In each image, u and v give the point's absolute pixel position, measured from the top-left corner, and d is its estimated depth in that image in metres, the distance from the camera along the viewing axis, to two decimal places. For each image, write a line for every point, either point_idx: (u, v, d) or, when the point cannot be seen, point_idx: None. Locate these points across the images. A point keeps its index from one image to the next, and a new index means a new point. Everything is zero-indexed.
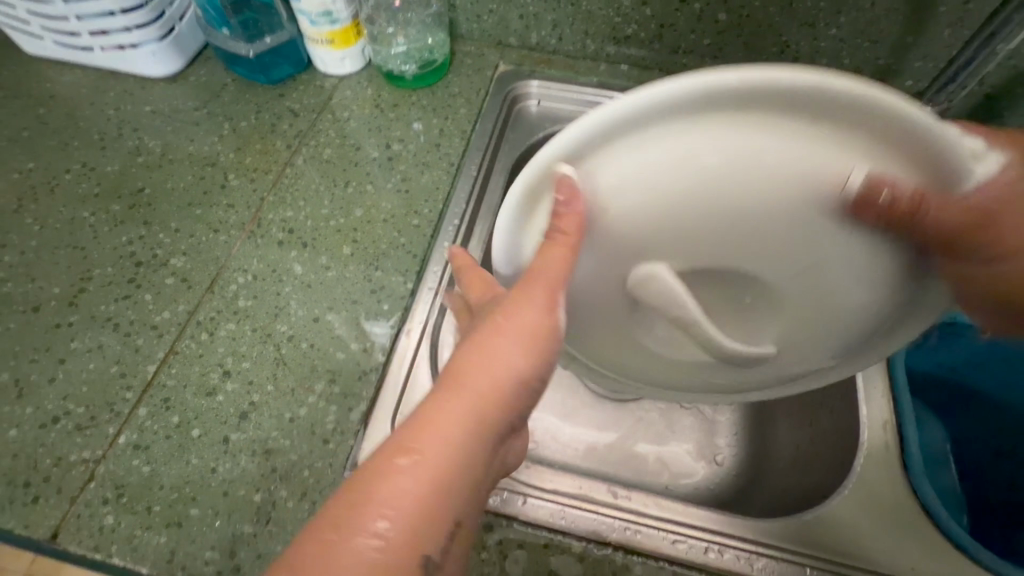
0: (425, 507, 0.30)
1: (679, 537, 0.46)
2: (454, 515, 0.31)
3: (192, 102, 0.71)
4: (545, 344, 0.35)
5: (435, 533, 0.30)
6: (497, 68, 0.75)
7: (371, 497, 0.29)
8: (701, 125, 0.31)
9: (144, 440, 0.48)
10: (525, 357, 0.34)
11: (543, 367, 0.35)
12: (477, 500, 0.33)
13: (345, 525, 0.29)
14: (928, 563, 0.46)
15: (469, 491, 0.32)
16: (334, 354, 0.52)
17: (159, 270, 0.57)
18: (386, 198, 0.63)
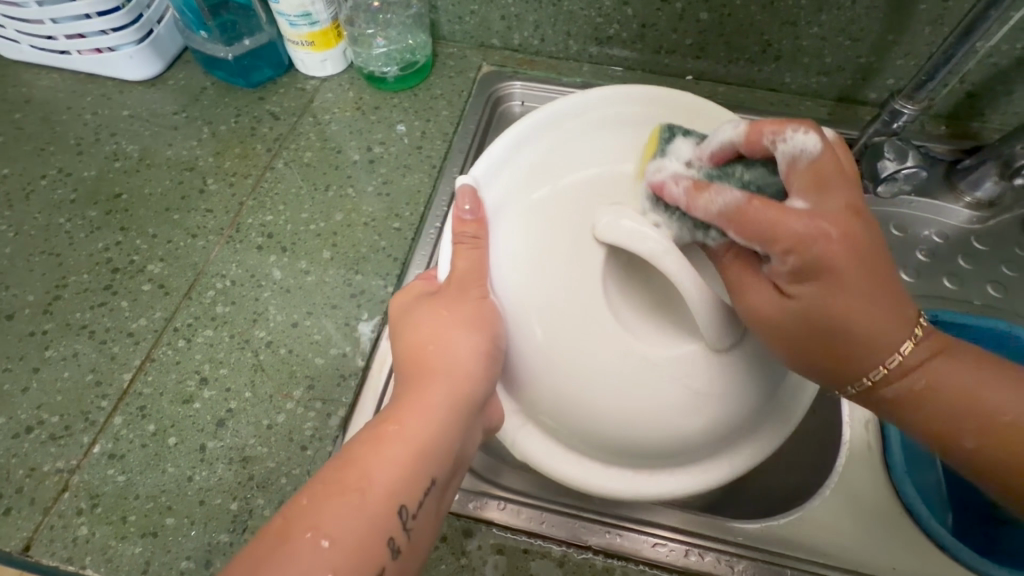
0: (393, 466, 0.36)
1: (661, 540, 0.46)
2: (423, 471, 0.37)
3: (171, 106, 0.70)
4: (487, 318, 0.41)
5: (406, 488, 0.36)
6: (479, 69, 0.75)
7: (348, 467, 0.35)
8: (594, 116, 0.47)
9: (120, 449, 0.47)
10: (471, 329, 0.40)
11: (485, 336, 0.40)
12: (445, 458, 0.38)
13: (327, 487, 0.34)
14: (907, 561, 0.46)
15: (431, 451, 0.37)
16: (313, 359, 0.52)
17: (136, 276, 0.57)
18: (367, 201, 0.63)
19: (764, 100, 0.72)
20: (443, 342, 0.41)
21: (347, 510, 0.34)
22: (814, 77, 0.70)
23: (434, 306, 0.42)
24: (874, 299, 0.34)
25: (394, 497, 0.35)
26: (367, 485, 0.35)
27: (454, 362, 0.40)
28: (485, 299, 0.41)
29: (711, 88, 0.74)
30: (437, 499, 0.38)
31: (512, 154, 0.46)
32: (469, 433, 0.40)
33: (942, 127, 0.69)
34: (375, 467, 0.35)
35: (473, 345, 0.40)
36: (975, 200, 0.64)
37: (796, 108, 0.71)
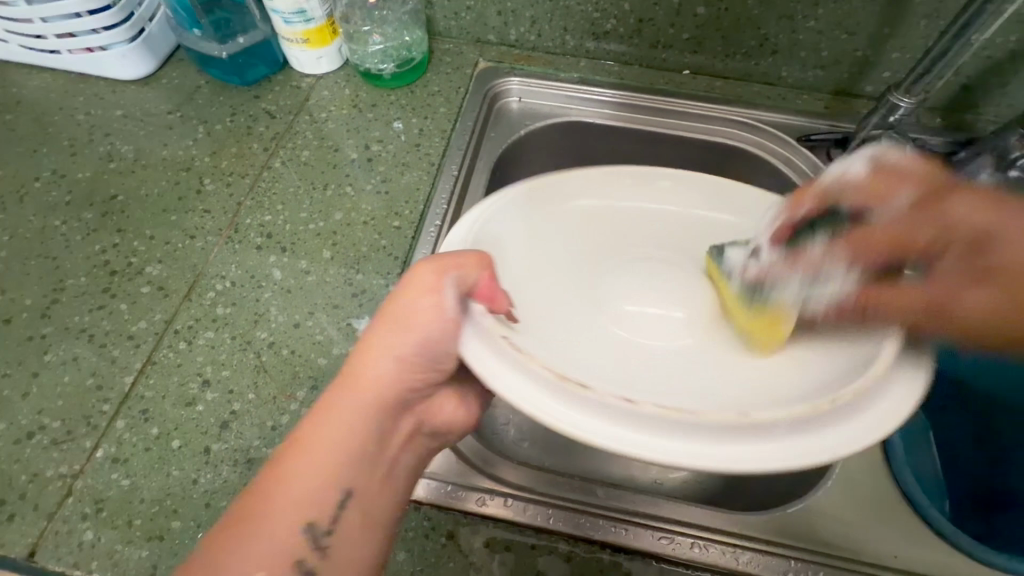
0: (302, 485, 0.37)
1: (665, 533, 0.46)
2: (337, 485, 0.38)
3: (165, 105, 0.69)
4: (418, 325, 0.41)
5: (320, 502, 0.38)
6: (476, 65, 0.75)
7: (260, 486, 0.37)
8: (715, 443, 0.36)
9: (123, 453, 0.47)
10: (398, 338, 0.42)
11: (409, 340, 0.42)
12: (358, 467, 0.39)
13: (240, 513, 0.36)
14: (908, 549, 0.47)
15: (343, 463, 0.39)
16: (316, 360, 0.52)
17: (134, 278, 0.56)
18: (366, 199, 0.63)
19: (760, 93, 0.73)
20: (371, 344, 0.42)
21: (265, 515, 0.36)
22: (811, 70, 0.70)
23: (392, 314, 0.42)
24: (924, 210, 0.41)
25: (303, 516, 0.37)
26: (286, 490, 0.37)
27: (378, 363, 0.42)
28: (425, 299, 0.41)
29: (708, 82, 0.74)
30: (359, 510, 0.39)
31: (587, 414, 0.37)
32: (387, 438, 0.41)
33: (937, 119, 0.69)
34: (295, 471, 0.38)
35: (401, 344, 0.42)
36: None
37: (793, 101, 0.72)
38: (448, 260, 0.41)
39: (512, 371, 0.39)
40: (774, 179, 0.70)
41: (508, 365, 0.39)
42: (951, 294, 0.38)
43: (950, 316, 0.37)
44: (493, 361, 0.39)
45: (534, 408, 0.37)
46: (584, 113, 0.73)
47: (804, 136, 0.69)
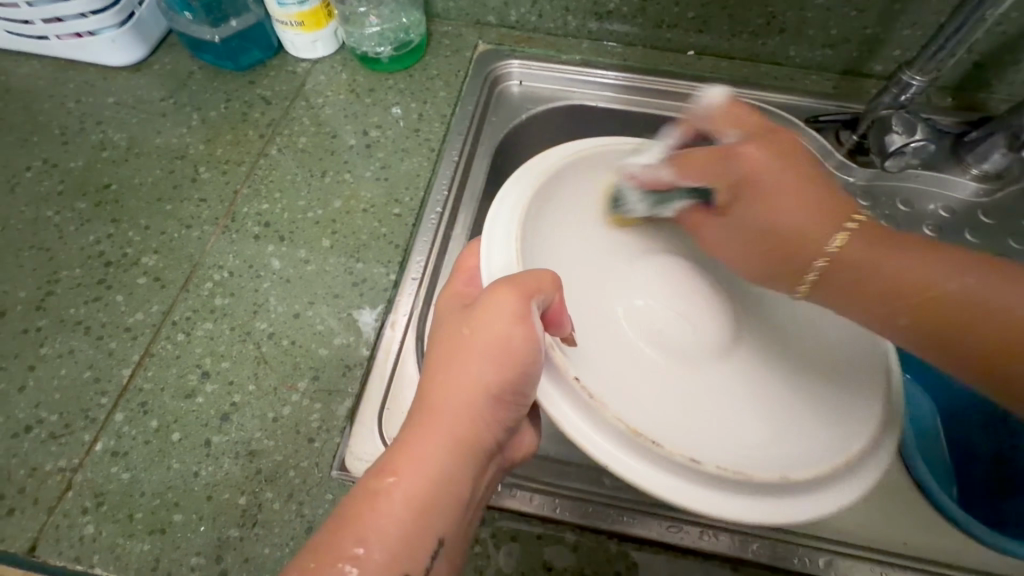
0: (397, 525, 0.34)
1: (674, 522, 0.45)
2: (431, 530, 0.35)
3: (158, 92, 0.68)
4: (512, 355, 0.39)
5: (415, 548, 0.35)
6: (476, 48, 0.73)
7: (350, 524, 0.34)
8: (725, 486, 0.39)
9: (123, 446, 0.46)
10: (489, 369, 0.39)
11: (496, 371, 0.39)
12: (451, 509, 0.36)
13: (330, 549, 0.33)
14: (919, 537, 0.47)
15: (436, 504, 0.36)
16: (317, 351, 0.51)
17: (130, 269, 0.55)
18: (365, 186, 0.61)
19: (767, 74, 0.71)
20: (451, 372, 0.39)
21: (351, 564, 0.33)
22: (819, 50, 0.68)
23: (471, 337, 0.40)
24: (824, 222, 0.43)
25: (400, 560, 0.34)
26: (373, 531, 0.34)
27: (462, 392, 0.39)
28: (513, 325, 0.39)
29: (713, 63, 0.72)
30: (450, 553, 0.36)
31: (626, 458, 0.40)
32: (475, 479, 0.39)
33: (949, 99, 0.68)
34: (379, 513, 0.34)
35: (491, 376, 0.39)
36: (982, 172, 0.63)
37: (801, 82, 0.70)
38: (525, 281, 0.40)
39: (581, 417, 0.41)
40: None
41: (574, 408, 0.41)
42: (884, 266, 0.42)
43: (873, 283, 0.42)
44: (563, 404, 0.41)
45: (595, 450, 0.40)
46: (587, 96, 0.72)
47: (813, 118, 0.67)
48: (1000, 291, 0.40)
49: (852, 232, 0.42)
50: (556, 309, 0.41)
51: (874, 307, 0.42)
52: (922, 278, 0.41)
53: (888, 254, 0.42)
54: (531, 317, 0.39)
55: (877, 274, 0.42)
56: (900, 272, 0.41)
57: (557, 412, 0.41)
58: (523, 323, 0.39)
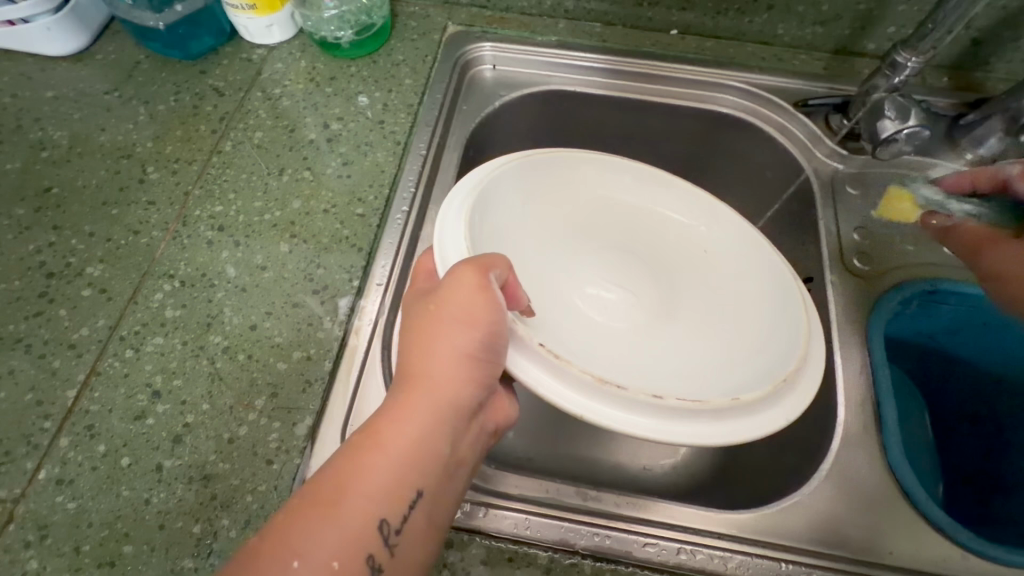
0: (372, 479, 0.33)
1: (651, 540, 0.43)
2: (408, 480, 0.34)
3: (102, 84, 0.63)
4: (481, 319, 0.38)
5: (389, 501, 0.34)
6: (445, 30, 0.68)
7: (325, 480, 0.33)
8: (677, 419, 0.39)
9: (68, 473, 0.44)
10: (461, 334, 0.38)
11: (473, 337, 0.38)
12: (430, 465, 0.35)
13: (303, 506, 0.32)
14: (905, 544, 0.45)
15: (415, 457, 0.35)
16: (275, 365, 0.48)
17: (74, 280, 0.52)
18: (327, 184, 0.58)
19: (755, 54, 0.67)
20: (427, 342, 0.38)
21: (323, 528, 0.31)
22: (810, 27, 0.64)
23: (436, 310, 0.39)
24: None
25: (373, 512, 0.33)
26: (344, 497, 0.33)
27: (440, 360, 0.38)
28: (484, 293, 0.38)
29: (698, 43, 0.68)
30: (425, 510, 0.35)
31: (590, 405, 0.39)
32: (454, 440, 0.37)
33: (945, 78, 0.64)
34: (353, 477, 0.33)
35: (465, 344, 0.38)
36: (977, 158, 0.59)
37: (790, 62, 0.66)
38: (487, 259, 0.39)
39: (550, 378, 0.39)
40: (769, 149, 0.65)
41: (543, 367, 0.39)
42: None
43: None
44: (529, 366, 0.39)
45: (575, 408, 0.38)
46: (564, 81, 0.67)
47: (802, 101, 0.64)
48: None
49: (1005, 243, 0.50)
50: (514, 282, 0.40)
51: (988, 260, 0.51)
52: None
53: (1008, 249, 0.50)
54: (496, 288, 0.38)
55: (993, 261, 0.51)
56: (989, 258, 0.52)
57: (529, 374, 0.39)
58: (492, 294, 0.38)
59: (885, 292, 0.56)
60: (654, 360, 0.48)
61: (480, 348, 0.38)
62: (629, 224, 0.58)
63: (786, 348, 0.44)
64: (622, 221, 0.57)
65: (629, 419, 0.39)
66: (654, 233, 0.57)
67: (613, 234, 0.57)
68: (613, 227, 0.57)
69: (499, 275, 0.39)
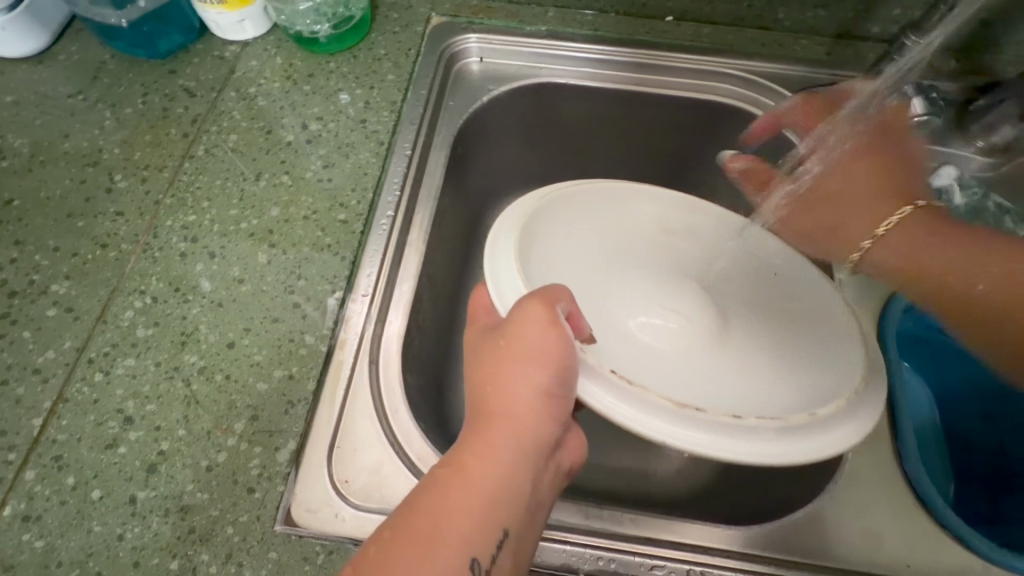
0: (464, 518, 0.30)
1: (657, 562, 0.41)
2: (494, 523, 0.31)
3: (66, 87, 0.59)
4: (556, 353, 0.36)
5: (475, 547, 0.30)
6: (428, 22, 0.65)
7: (412, 523, 0.30)
8: (762, 440, 0.37)
9: (35, 510, 0.41)
10: (534, 368, 0.36)
11: (548, 371, 0.36)
12: (515, 505, 0.32)
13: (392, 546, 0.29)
14: (924, 556, 0.42)
15: (500, 497, 0.32)
16: (255, 385, 0.45)
17: (38, 299, 0.48)
18: (306, 189, 0.54)
19: (755, 41, 0.64)
20: (501, 377, 0.36)
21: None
22: (811, 10, 0.61)
23: (504, 347, 0.37)
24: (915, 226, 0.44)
25: (460, 559, 0.30)
26: (430, 545, 0.29)
27: (516, 396, 0.36)
28: (552, 326, 0.36)
29: (695, 29, 0.65)
30: (514, 554, 0.32)
31: (672, 434, 0.36)
32: (537, 479, 0.34)
33: (953, 62, 0.61)
34: (438, 521, 0.30)
35: (540, 378, 0.35)
36: (989, 145, 0.57)
37: (791, 48, 0.63)
38: (549, 292, 0.37)
39: (624, 406, 0.37)
40: None
41: (618, 397, 0.37)
42: (848, 215, 0.46)
43: (837, 236, 0.46)
44: (598, 395, 0.37)
45: (664, 437, 0.36)
46: (556, 73, 0.64)
47: (804, 89, 0.61)
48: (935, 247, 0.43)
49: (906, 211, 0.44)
50: (577, 313, 0.38)
51: (933, 280, 0.42)
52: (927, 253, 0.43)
53: (930, 238, 0.43)
54: (562, 320, 0.36)
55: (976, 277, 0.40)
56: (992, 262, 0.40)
57: (606, 405, 0.37)
58: (562, 328, 0.36)
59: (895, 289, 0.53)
60: (728, 385, 0.44)
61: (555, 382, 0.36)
62: (662, 240, 0.54)
63: (841, 371, 0.43)
64: (653, 237, 0.54)
65: (716, 445, 0.36)
66: (684, 253, 0.54)
67: (648, 249, 0.54)
68: (643, 240, 0.54)
69: (558, 307, 0.37)
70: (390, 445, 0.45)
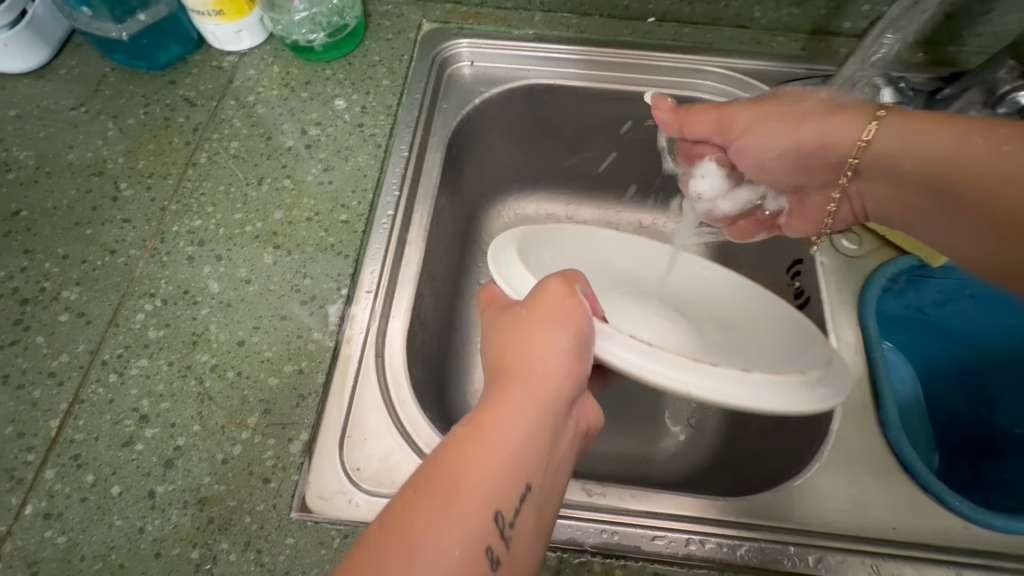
0: (489, 467, 0.31)
1: (658, 533, 0.43)
2: (521, 473, 0.32)
3: (68, 100, 0.61)
4: (575, 319, 0.38)
5: (502, 497, 0.31)
6: (420, 28, 0.67)
7: (441, 471, 0.30)
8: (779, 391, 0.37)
9: (56, 507, 0.42)
10: (556, 330, 0.37)
11: (570, 334, 0.37)
12: (539, 458, 0.33)
13: (419, 496, 0.29)
14: (910, 518, 0.45)
15: (526, 449, 0.33)
16: (265, 381, 0.47)
17: (49, 305, 0.50)
18: (308, 192, 0.56)
19: (733, 39, 0.67)
20: (525, 343, 0.38)
21: (441, 525, 0.28)
22: (786, 9, 0.64)
23: (525, 317, 0.39)
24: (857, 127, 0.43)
25: (488, 505, 0.30)
26: (460, 492, 0.30)
27: (538, 357, 0.37)
28: (571, 297, 0.39)
29: (675, 30, 0.68)
30: (537, 506, 0.32)
31: (696, 385, 0.35)
32: (558, 434, 0.35)
33: (920, 54, 0.65)
34: (467, 470, 0.31)
35: (561, 341, 0.37)
36: None
37: (768, 45, 0.66)
38: (565, 275, 0.41)
39: (645, 361, 0.36)
40: None
41: (637, 354, 0.37)
42: (822, 144, 0.45)
43: (823, 159, 0.46)
44: (620, 354, 0.37)
45: (685, 386, 0.35)
46: (544, 74, 0.67)
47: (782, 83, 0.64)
48: (932, 150, 0.39)
49: (880, 121, 0.42)
50: (593, 295, 0.41)
51: (952, 196, 0.39)
52: (936, 164, 0.39)
53: (917, 139, 0.40)
54: (581, 295, 0.39)
55: (964, 179, 0.38)
56: (971, 159, 0.37)
57: (632, 366, 0.36)
58: (579, 301, 0.39)
59: (876, 268, 0.56)
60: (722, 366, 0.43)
61: (574, 344, 0.37)
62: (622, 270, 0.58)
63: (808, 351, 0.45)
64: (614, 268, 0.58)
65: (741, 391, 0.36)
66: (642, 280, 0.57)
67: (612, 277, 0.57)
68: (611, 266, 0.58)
69: (577, 286, 0.41)
70: (399, 434, 0.47)
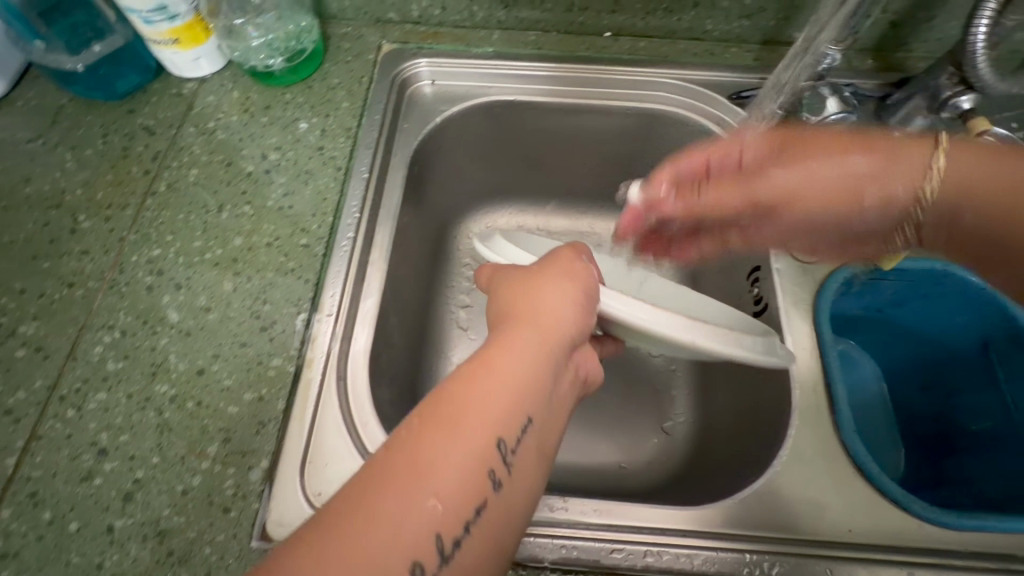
0: (496, 394, 0.33)
1: (617, 546, 0.44)
2: (522, 406, 0.34)
3: (25, 132, 0.61)
4: (582, 276, 0.43)
5: (503, 424, 0.33)
6: (380, 49, 0.68)
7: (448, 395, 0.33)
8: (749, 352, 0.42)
9: (12, 547, 0.42)
10: (564, 282, 0.42)
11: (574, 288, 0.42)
12: (539, 394, 0.35)
13: (425, 421, 0.31)
14: (865, 520, 0.46)
15: (528, 382, 0.35)
16: (225, 409, 0.47)
17: (6, 341, 0.49)
18: (267, 217, 0.56)
19: (688, 52, 0.68)
20: (533, 294, 0.41)
21: (447, 443, 0.30)
22: (737, 21, 0.65)
23: (534, 274, 0.44)
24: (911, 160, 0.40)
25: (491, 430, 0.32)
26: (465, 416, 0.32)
27: (544, 304, 0.40)
28: (580, 260, 0.45)
29: (631, 44, 0.69)
30: (535, 441, 0.34)
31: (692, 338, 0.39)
32: (558, 373, 0.38)
33: (869, 60, 0.67)
34: (472, 396, 0.33)
35: (567, 293, 0.41)
36: None
37: (721, 57, 0.67)
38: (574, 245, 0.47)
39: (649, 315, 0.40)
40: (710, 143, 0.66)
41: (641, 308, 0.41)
42: (868, 185, 0.41)
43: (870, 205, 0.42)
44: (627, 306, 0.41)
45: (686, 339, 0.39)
46: (504, 91, 0.67)
47: (735, 93, 0.65)
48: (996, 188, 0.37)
49: (943, 152, 0.39)
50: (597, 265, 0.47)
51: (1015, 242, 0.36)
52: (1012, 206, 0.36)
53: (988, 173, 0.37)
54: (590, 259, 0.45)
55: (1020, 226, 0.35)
56: None
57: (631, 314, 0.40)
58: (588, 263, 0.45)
59: (828, 275, 0.57)
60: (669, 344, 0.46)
61: (580, 295, 0.42)
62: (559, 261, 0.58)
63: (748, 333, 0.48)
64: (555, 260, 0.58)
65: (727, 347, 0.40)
66: None
67: None
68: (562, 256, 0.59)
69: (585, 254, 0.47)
70: (361, 457, 0.47)
